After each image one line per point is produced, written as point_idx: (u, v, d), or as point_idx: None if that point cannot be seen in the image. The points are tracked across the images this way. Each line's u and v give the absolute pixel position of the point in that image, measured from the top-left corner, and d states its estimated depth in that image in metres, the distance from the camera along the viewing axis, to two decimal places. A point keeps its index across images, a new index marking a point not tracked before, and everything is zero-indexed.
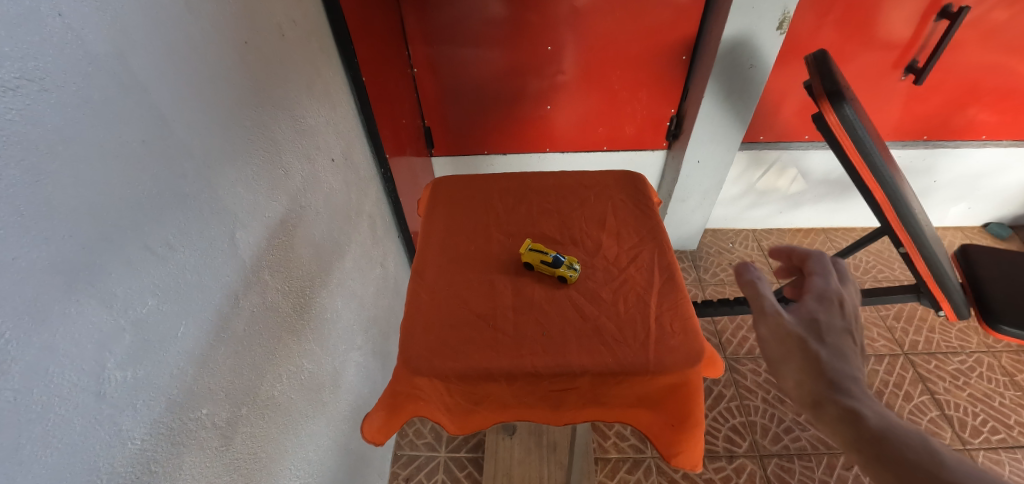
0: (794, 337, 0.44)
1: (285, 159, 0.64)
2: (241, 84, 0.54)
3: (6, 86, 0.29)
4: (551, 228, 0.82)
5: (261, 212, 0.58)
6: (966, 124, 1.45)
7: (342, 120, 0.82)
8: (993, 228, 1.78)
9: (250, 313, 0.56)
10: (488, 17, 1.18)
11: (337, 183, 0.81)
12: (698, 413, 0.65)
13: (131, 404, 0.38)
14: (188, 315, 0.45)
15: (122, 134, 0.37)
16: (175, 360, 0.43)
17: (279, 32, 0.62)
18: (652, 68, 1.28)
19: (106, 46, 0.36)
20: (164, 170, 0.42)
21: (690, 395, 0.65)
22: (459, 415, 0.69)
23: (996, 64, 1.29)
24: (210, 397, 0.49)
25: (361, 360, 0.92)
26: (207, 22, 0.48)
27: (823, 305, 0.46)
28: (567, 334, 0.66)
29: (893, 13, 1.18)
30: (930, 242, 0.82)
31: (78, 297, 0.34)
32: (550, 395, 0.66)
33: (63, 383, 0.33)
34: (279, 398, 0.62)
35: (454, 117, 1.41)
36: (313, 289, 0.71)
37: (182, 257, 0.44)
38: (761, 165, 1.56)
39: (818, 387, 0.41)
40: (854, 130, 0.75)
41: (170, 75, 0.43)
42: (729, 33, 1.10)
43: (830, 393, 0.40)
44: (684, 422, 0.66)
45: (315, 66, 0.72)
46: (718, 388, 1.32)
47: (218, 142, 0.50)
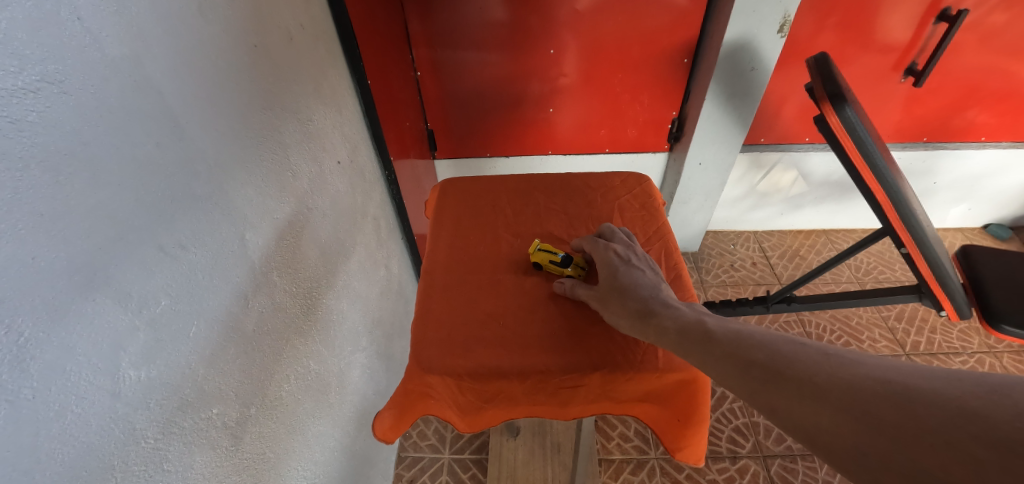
0: (599, 288, 0.65)
1: (293, 161, 0.64)
2: (251, 87, 0.54)
3: (27, 89, 0.29)
4: (558, 229, 0.83)
5: (270, 213, 0.58)
6: (966, 126, 1.46)
7: (348, 123, 0.83)
8: (993, 230, 1.79)
9: (259, 314, 0.56)
10: (491, 21, 1.19)
11: (343, 185, 0.81)
12: (704, 409, 0.66)
13: (144, 403, 0.39)
14: (200, 315, 0.45)
15: (138, 136, 0.38)
16: (187, 359, 0.44)
17: (287, 36, 0.63)
18: (653, 71, 1.29)
19: (123, 49, 0.36)
20: (178, 172, 0.42)
21: (699, 391, 0.65)
22: (469, 412, 0.68)
23: (995, 66, 1.30)
24: (220, 397, 0.49)
25: (366, 361, 0.92)
26: (219, 26, 0.48)
27: (602, 253, 0.68)
28: (575, 334, 0.66)
29: (892, 16, 1.19)
30: (932, 242, 0.83)
31: (95, 297, 0.34)
32: (562, 391, 0.65)
33: (81, 382, 0.33)
34: (287, 398, 0.63)
35: (457, 120, 1.42)
36: (319, 291, 0.72)
37: (194, 258, 0.45)
38: (762, 167, 1.56)
39: (625, 313, 0.59)
40: (857, 132, 0.76)
41: (183, 78, 0.43)
42: (730, 37, 1.11)
43: (638, 317, 0.57)
44: (692, 417, 0.66)
45: (322, 69, 0.73)
46: (721, 389, 1.32)
47: (229, 145, 0.50)
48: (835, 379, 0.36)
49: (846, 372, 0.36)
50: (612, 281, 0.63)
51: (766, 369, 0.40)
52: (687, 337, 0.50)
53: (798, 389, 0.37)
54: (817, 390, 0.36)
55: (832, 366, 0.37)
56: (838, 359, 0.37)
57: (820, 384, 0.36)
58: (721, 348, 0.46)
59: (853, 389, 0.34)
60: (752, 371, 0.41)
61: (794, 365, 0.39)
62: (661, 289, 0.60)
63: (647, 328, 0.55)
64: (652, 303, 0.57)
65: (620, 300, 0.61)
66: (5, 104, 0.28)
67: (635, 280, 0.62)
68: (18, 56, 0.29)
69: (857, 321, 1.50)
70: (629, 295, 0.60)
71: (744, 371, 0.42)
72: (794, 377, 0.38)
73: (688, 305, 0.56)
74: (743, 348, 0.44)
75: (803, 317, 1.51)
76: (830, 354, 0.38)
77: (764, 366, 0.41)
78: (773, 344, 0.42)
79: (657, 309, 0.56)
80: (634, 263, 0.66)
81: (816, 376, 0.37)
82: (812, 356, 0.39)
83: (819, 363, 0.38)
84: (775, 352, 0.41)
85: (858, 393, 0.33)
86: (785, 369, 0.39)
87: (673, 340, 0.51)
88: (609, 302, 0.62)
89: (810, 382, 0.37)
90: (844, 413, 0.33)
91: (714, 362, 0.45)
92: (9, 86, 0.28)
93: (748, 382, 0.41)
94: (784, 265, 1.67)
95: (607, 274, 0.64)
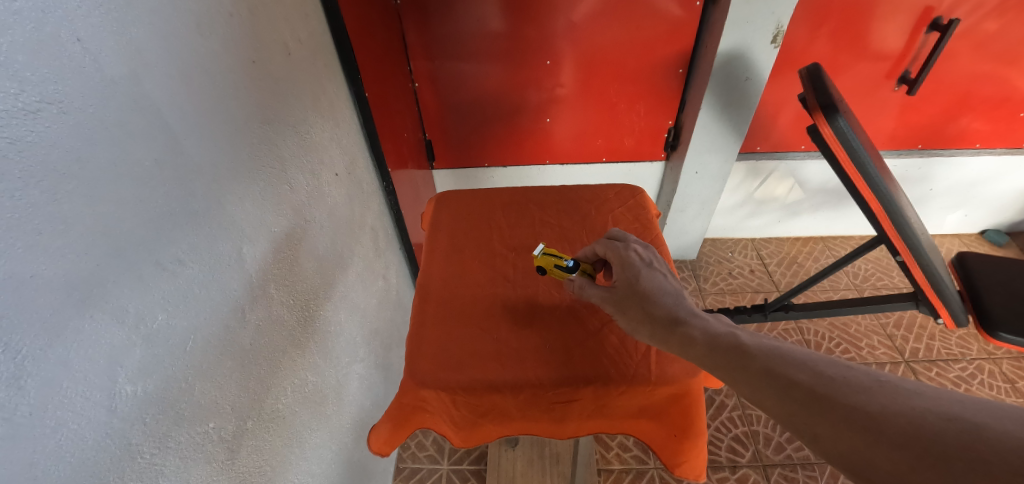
0: (617, 290, 0.62)
1: (290, 174, 0.65)
2: (249, 102, 0.55)
3: (27, 110, 0.30)
4: (553, 241, 0.84)
5: (267, 227, 0.59)
6: (960, 134, 1.47)
7: (345, 135, 0.83)
8: (990, 236, 1.80)
9: (256, 327, 0.56)
10: (488, 33, 1.20)
11: (341, 197, 0.82)
12: (699, 423, 0.66)
13: (140, 418, 0.39)
14: (196, 330, 0.46)
15: (135, 153, 0.38)
16: (183, 374, 0.44)
17: (285, 51, 0.64)
18: (649, 81, 1.30)
19: (121, 68, 0.37)
20: (175, 187, 0.43)
21: (691, 404, 0.65)
22: (464, 425, 0.68)
23: (987, 74, 1.32)
24: (217, 411, 0.49)
25: (363, 372, 0.92)
26: (217, 43, 0.49)
27: (622, 254, 0.65)
28: (570, 347, 0.67)
29: (884, 26, 1.20)
30: (927, 251, 0.83)
31: (92, 313, 0.35)
32: (555, 406, 0.66)
33: (78, 398, 0.34)
34: (284, 411, 0.63)
35: (455, 130, 1.43)
36: (317, 303, 0.72)
37: (191, 272, 0.45)
38: (758, 175, 1.58)
39: (645, 319, 0.57)
40: (849, 142, 0.76)
41: (181, 95, 0.44)
42: (724, 48, 1.13)
43: (661, 324, 0.55)
44: (686, 431, 0.66)
45: (320, 84, 0.74)
46: (720, 398, 1.32)
47: (227, 161, 0.51)
48: (891, 411, 0.35)
49: (903, 405, 0.35)
50: (631, 284, 0.61)
51: (810, 393, 0.40)
52: (718, 350, 0.49)
53: (846, 418, 0.37)
54: (870, 422, 0.36)
55: (885, 396, 0.37)
56: (891, 388, 0.37)
57: (873, 416, 0.36)
58: (757, 364, 0.45)
59: (912, 424, 0.34)
60: (795, 393, 0.41)
61: (841, 391, 0.39)
62: (684, 297, 0.58)
63: (672, 337, 0.53)
64: (676, 311, 0.56)
65: (640, 305, 0.58)
66: (5, 125, 0.28)
67: (656, 284, 0.59)
68: (19, 78, 0.29)
69: (856, 328, 1.50)
70: (651, 300, 0.58)
71: (784, 392, 0.41)
72: (842, 404, 0.38)
73: (711, 315, 0.55)
74: (782, 368, 0.43)
75: (801, 325, 1.51)
76: (882, 382, 0.38)
77: (806, 390, 0.40)
78: (816, 367, 0.42)
79: (682, 317, 0.55)
80: (656, 266, 0.63)
81: (870, 406, 0.36)
82: (859, 382, 0.39)
83: (871, 392, 0.37)
84: (819, 376, 0.41)
85: (918, 430, 0.33)
86: (831, 396, 0.39)
87: (701, 352, 0.50)
88: (627, 306, 0.60)
89: (862, 412, 0.36)
90: (901, 450, 0.33)
91: (750, 380, 0.45)
92: (9, 107, 0.29)
93: (789, 405, 0.41)
94: (782, 272, 1.68)
95: (627, 277, 0.62)
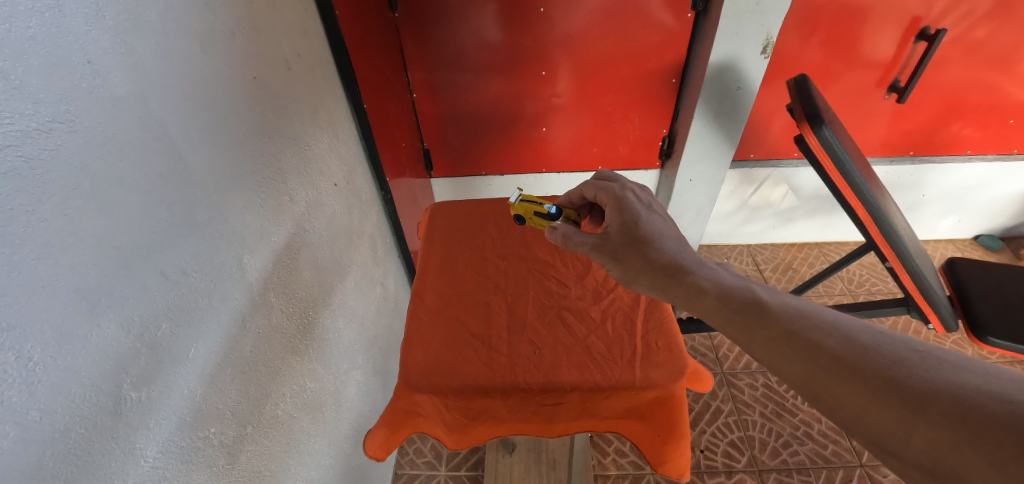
0: (613, 240, 0.65)
1: (290, 185, 0.67)
2: (250, 116, 0.57)
3: (40, 129, 0.32)
4: (543, 250, 0.86)
5: (268, 237, 0.61)
6: (951, 140, 1.49)
7: (344, 146, 0.86)
8: (983, 241, 1.82)
9: (257, 334, 0.58)
10: (484, 45, 1.22)
11: (340, 207, 0.84)
12: (684, 425, 0.67)
13: (143, 423, 0.40)
14: (198, 337, 0.47)
15: (141, 168, 0.40)
16: (185, 380, 0.46)
17: (286, 66, 0.66)
18: (643, 90, 1.33)
19: (128, 87, 0.39)
20: (179, 200, 0.44)
21: (675, 408, 0.67)
22: (458, 429, 0.70)
23: (977, 82, 1.33)
24: (218, 416, 0.51)
25: (362, 378, 0.93)
26: (219, 60, 0.51)
27: (621, 198, 0.69)
28: (558, 352, 0.68)
29: (873, 36, 1.22)
30: (914, 257, 0.85)
31: (99, 322, 0.36)
32: (543, 410, 0.67)
33: (85, 403, 0.35)
34: (283, 417, 0.64)
35: (453, 140, 1.46)
36: (317, 311, 0.74)
37: (194, 281, 0.47)
38: (752, 181, 1.60)
39: (644, 267, 0.60)
40: (835, 152, 0.79)
41: (185, 111, 0.46)
42: (715, 59, 1.15)
43: (664, 273, 0.58)
44: (671, 432, 0.67)
45: (320, 97, 0.76)
46: (716, 403, 1.33)
47: (229, 173, 0.53)
48: (933, 388, 0.34)
49: (948, 381, 0.34)
50: (629, 233, 0.64)
51: (838, 359, 0.39)
52: (733, 305, 0.49)
53: (879, 390, 0.36)
54: (907, 396, 0.34)
55: (926, 371, 0.35)
56: (933, 361, 0.36)
57: (912, 390, 0.34)
58: (778, 326, 0.44)
59: (957, 401, 0.32)
60: (821, 360, 0.40)
61: (876, 361, 0.37)
62: (682, 242, 0.62)
63: (678, 286, 0.56)
64: (677, 259, 0.59)
65: (639, 255, 0.62)
66: (20, 144, 0.30)
67: (654, 232, 0.63)
68: (32, 99, 0.31)
69: None
70: (650, 250, 0.61)
71: (808, 357, 0.41)
72: (876, 375, 0.37)
73: (719, 266, 0.57)
74: (808, 332, 0.42)
75: None
76: (923, 355, 0.37)
77: (835, 356, 0.39)
78: (846, 333, 0.41)
79: (687, 268, 0.57)
80: (654, 211, 0.67)
81: (909, 381, 0.35)
82: (896, 354, 0.37)
83: (911, 366, 0.36)
84: (849, 342, 0.40)
85: (964, 407, 0.32)
86: (862, 364, 0.38)
87: (714, 306, 0.51)
88: (625, 256, 0.63)
89: (898, 385, 0.35)
90: (942, 426, 0.32)
91: (766, 340, 0.44)
92: (23, 127, 0.30)
93: (811, 368, 0.40)
94: (777, 278, 1.69)
95: (626, 222, 0.65)
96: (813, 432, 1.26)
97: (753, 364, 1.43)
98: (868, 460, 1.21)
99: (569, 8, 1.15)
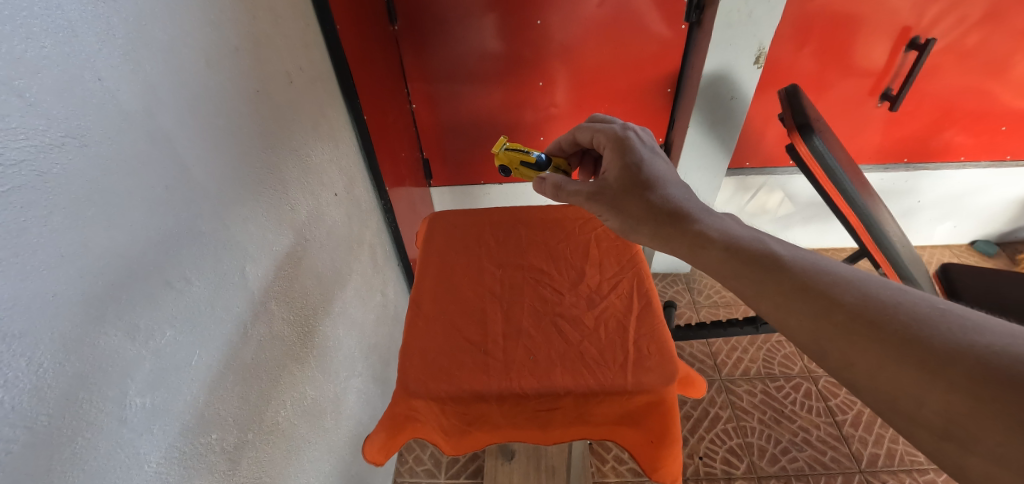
0: (611, 188, 0.69)
1: (291, 195, 0.68)
2: (254, 128, 0.58)
3: (54, 144, 0.33)
4: (538, 258, 0.87)
5: (269, 246, 0.62)
6: (944, 147, 1.51)
7: (344, 156, 0.87)
8: (980, 246, 1.84)
9: (258, 342, 0.59)
10: (482, 56, 1.25)
11: (340, 216, 0.85)
12: (676, 431, 0.68)
13: (147, 428, 0.42)
14: (201, 345, 0.48)
15: (148, 181, 0.41)
16: (188, 387, 0.47)
17: (287, 79, 0.67)
18: (639, 100, 1.35)
19: (136, 102, 0.40)
20: (183, 211, 0.46)
21: (667, 412, 0.67)
22: (455, 434, 0.70)
23: (968, 89, 1.35)
24: (220, 423, 0.51)
25: (362, 386, 0.94)
26: (223, 74, 0.52)
27: (620, 141, 0.73)
28: (553, 357, 0.69)
29: (864, 45, 1.24)
30: (906, 263, 0.87)
31: (106, 329, 0.37)
32: (538, 414, 0.68)
33: (92, 409, 0.36)
34: (283, 424, 0.65)
35: (452, 149, 1.48)
36: (317, 319, 0.75)
37: (197, 290, 0.48)
38: (748, 189, 1.61)
39: (642, 215, 0.64)
40: (825, 161, 0.80)
41: (191, 125, 0.47)
42: (709, 69, 1.17)
43: (665, 221, 0.62)
44: (664, 438, 0.68)
45: (320, 109, 0.78)
46: (714, 410, 1.33)
47: (232, 185, 0.54)
48: (953, 348, 0.36)
49: (969, 341, 0.36)
50: (627, 182, 0.68)
51: (854, 316, 0.42)
52: (745, 258, 0.52)
53: (897, 349, 0.38)
54: (926, 355, 0.37)
55: (947, 330, 0.38)
56: (955, 318, 0.38)
57: (932, 349, 0.37)
58: (791, 280, 0.47)
59: (977, 361, 0.34)
60: (837, 316, 0.43)
61: (895, 318, 0.40)
62: (679, 184, 0.66)
63: (685, 235, 0.59)
64: (677, 207, 0.62)
65: (637, 202, 0.65)
66: (33, 159, 0.32)
67: (653, 177, 0.67)
68: (46, 115, 0.32)
69: None
70: (649, 198, 0.64)
71: (823, 313, 0.43)
72: (895, 333, 0.39)
73: (726, 217, 0.60)
74: (827, 287, 0.45)
75: None
76: (945, 314, 0.39)
77: (851, 312, 0.42)
78: (865, 290, 0.43)
79: (689, 218, 0.60)
80: (654, 153, 0.71)
81: (929, 340, 0.37)
82: (917, 312, 0.40)
83: (932, 325, 0.38)
84: (867, 299, 0.42)
85: (985, 367, 0.34)
86: (880, 322, 0.40)
87: (724, 259, 0.53)
88: (623, 205, 0.67)
89: (918, 344, 0.38)
90: (961, 388, 0.34)
91: (778, 295, 0.47)
92: (37, 143, 0.32)
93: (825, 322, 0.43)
94: None
95: (626, 165, 0.69)
96: (812, 438, 1.27)
97: (751, 370, 1.43)
98: (866, 466, 1.21)
99: (566, 20, 1.18)
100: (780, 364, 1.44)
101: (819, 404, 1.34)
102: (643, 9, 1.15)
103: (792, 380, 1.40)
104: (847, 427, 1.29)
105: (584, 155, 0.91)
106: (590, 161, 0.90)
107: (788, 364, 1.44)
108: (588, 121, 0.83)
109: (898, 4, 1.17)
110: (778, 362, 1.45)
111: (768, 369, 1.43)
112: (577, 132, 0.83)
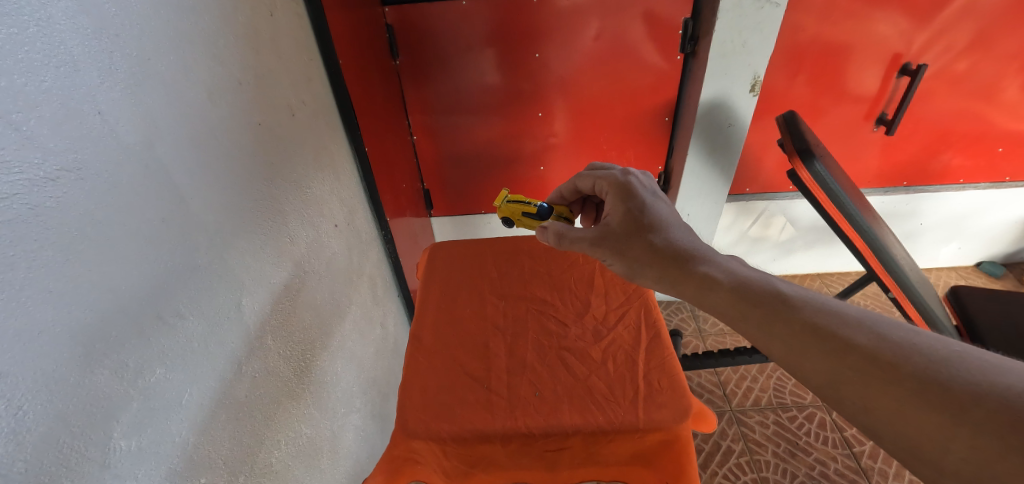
0: (614, 233, 0.68)
1: (290, 228, 0.67)
2: (256, 162, 0.59)
3: (48, 178, 0.32)
4: (542, 289, 0.86)
5: (267, 279, 0.61)
6: (944, 170, 1.51)
7: (345, 188, 0.87)
8: (987, 267, 1.82)
9: (252, 379, 0.57)
10: (482, 86, 1.27)
11: (340, 248, 0.84)
12: (692, 472, 0.64)
13: (133, 474, 0.39)
14: (193, 384, 0.47)
15: (144, 215, 0.41)
16: (177, 428, 0.45)
17: (290, 112, 0.68)
18: (638, 130, 1.36)
19: (137, 135, 0.40)
20: (179, 245, 0.45)
21: (681, 451, 0.64)
22: (457, 477, 0.67)
23: (964, 113, 1.36)
24: (209, 466, 0.49)
25: (359, 423, 0.91)
26: (225, 108, 0.53)
27: (624, 184, 0.73)
28: (559, 394, 0.67)
29: (858, 70, 1.26)
30: (915, 286, 0.86)
31: (94, 369, 0.36)
32: (545, 455, 0.65)
33: (73, 454, 0.34)
34: (276, 466, 0.62)
35: (452, 180, 1.49)
36: (314, 353, 0.72)
37: (192, 325, 0.46)
38: (750, 214, 1.62)
39: (647, 258, 0.63)
40: (828, 185, 0.80)
41: (190, 159, 0.47)
42: (706, 97, 1.19)
43: (671, 263, 0.60)
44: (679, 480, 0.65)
45: (322, 141, 0.78)
46: (726, 443, 1.28)
47: (231, 219, 0.53)
48: (974, 390, 0.35)
49: (991, 383, 0.35)
50: (631, 226, 0.67)
51: (870, 357, 0.40)
52: (752, 299, 0.50)
53: (917, 392, 0.37)
54: (947, 397, 0.35)
55: (965, 372, 0.36)
56: (974, 361, 0.37)
57: (953, 391, 0.36)
58: (801, 320, 0.46)
59: (1002, 402, 0.33)
60: (852, 357, 0.41)
61: (911, 360, 0.39)
62: (685, 229, 0.65)
63: (692, 276, 0.58)
64: (682, 249, 0.61)
65: (641, 245, 0.64)
66: (26, 193, 0.31)
67: (656, 221, 0.66)
68: (42, 149, 0.32)
69: None
70: (652, 241, 0.64)
71: (838, 357, 0.42)
72: (913, 375, 0.38)
73: (731, 258, 0.59)
74: (835, 328, 0.43)
75: None
76: (961, 356, 0.38)
77: (866, 355, 0.40)
78: (879, 331, 0.42)
79: (695, 259, 0.59)
80: (661, 198, 0.71)
81: (949, 382, 0.36)
82: (931, 353, 0.38)
83: (952, 364, 0.37)
84: (882, 340, 0.41)
85: (1010, 410, 0.33)
86: (895, 364, 0.39)
87: (731, 300, 0.52)
88: (626, 249, 0.66)
89: (939, 386, 0.36)
90: (985, 431, 0.33)
91: (787, 336, 0.46)
92: (32, 177, 0.31)
93: (840, 366, 0.41)
94: None
95: (630, 209, 0.69)
96: (829, 472, 1.21)
97: (762, 400, 1.39)
98: None
99: (563, 53, 1.20)
100: (792, 393, 1.40)
101: (835, 435, 1.29)
102: (638, 41, 1.18)
103: (805, 409, 1.35)
104: (866, 459, 1.24)
105: (585, 202, 0.90)
106: (593, 207, 0.89)
107: (800, 393, 1.40)
108: (587, 168, 0.83)
109: (886, 33, 1.19)
110: (789, 391, 1.41)
111: (779, 399, 1.39)
112: (577, 180, 0.83)
